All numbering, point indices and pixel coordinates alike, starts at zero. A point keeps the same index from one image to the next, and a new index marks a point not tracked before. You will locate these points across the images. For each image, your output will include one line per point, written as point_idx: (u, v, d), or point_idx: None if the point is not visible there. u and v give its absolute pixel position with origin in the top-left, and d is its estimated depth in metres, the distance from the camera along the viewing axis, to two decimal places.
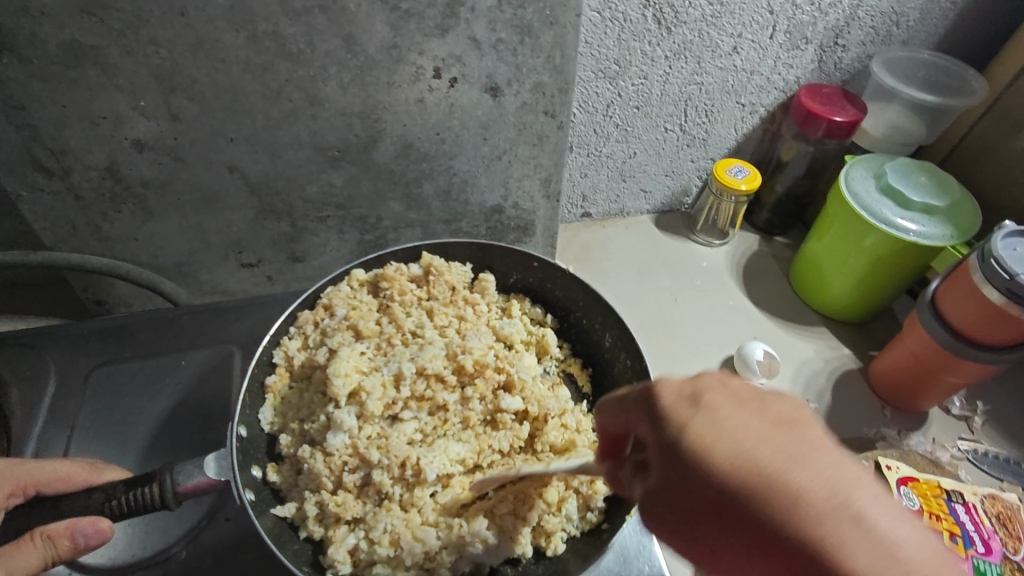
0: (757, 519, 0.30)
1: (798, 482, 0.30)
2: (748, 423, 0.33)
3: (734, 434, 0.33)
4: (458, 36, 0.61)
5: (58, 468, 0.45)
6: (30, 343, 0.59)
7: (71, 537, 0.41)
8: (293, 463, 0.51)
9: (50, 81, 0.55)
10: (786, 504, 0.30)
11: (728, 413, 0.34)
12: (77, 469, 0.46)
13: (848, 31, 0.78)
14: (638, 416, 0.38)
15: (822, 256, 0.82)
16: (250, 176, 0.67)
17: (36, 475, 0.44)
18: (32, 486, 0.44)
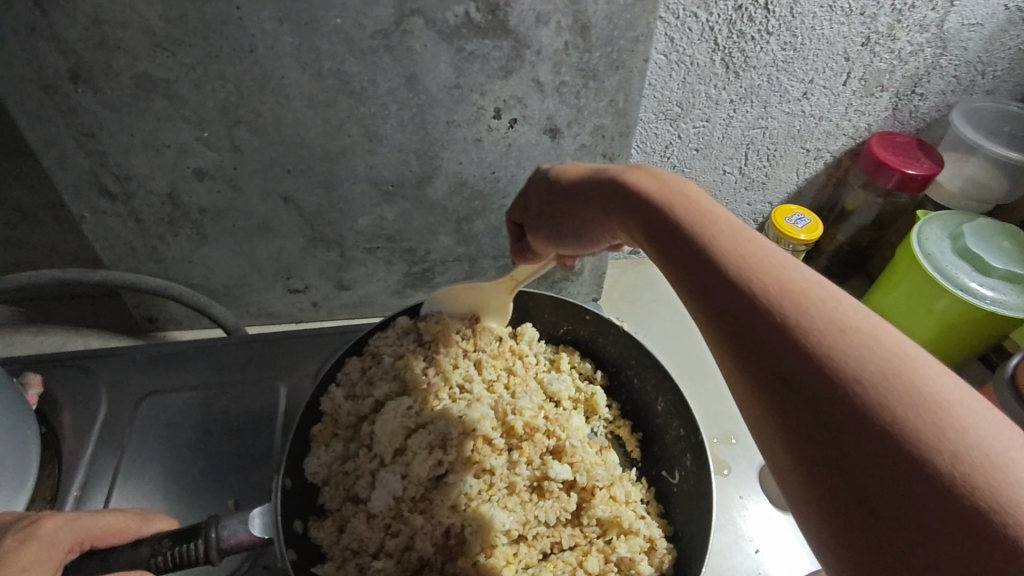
0: (820, 360, 0.25)
1: (887, 342, 0.25)
2: (816, 285, 0.28)
3: (789, 277, 0.28)
4: (521, 78, 0.60)
5: (110, 518, 0.43)
6: (85, 366, 0.60)
7: None
8: (337, 520, 0.51)
9: (121, 111, 0.56)
10: (901, 384, 0.24)
11: (755, 248, 0.30)
12: (129, 519, 0.44)
13: (928, 80, 0.74)
14: (655, 233, 0.35)
15: (888, 315, 0.77)
16: (304, 207, 0.67)
17: (94, 528, 0.41)
18: (88, 540, 0.41)
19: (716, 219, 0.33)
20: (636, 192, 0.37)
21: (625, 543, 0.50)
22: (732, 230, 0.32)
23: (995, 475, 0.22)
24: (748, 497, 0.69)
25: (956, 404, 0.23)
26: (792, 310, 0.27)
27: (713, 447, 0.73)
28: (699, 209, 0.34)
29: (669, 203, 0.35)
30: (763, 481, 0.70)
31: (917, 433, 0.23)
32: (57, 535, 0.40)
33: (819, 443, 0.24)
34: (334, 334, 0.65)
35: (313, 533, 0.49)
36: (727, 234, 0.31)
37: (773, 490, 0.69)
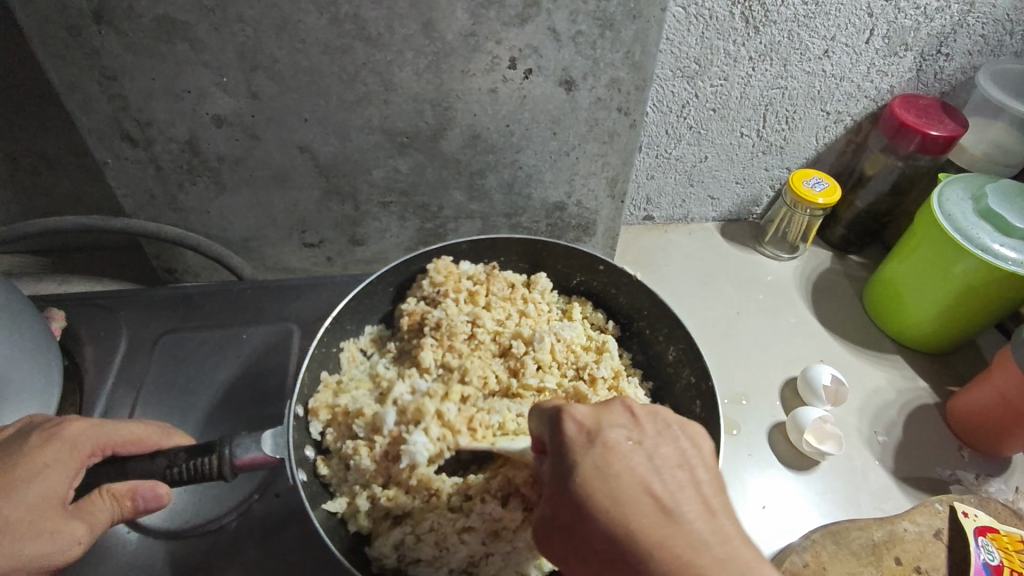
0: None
1: (662, 552, 0.35)
2: (626, 519, 0.36)
3: (643, 541, 0.36)
4: (537, 27, 0.59)
5: (132, 430, 0.47)
6: (106, 304, 0.61)
7: (133, 498, 0.43)
8: (342, 457, 0.52)
9: (142, 54, 0.57)
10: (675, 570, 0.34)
11: (617, 509, 0.37)
12: (149, 433, 0.47)
13: (954, 39, 0.72)
14: (582, 525, 0.38)
15: (904, 281, 0.76)
16: (319, 157, 0.68)
17: (115, 436, 0.45)
18: (108, 448, 0.45)
19: (603, 484, 0.38)
20: (571, 458, 0.40)
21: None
22: (625, 530, 0.36)
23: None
24: (756, 456, 0.69)
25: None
26: (623, 532, 0.36)
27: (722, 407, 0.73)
28: (613, 483, 0.38)
29: (601, 479, 0.38)
30: (772, 442, 0.70)
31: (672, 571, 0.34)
32: (78, 439, 0.44)
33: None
34: (347, 282, 0.65)
35: (320, 471, 0.51)
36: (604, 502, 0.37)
37: (781, 449, 0.69)
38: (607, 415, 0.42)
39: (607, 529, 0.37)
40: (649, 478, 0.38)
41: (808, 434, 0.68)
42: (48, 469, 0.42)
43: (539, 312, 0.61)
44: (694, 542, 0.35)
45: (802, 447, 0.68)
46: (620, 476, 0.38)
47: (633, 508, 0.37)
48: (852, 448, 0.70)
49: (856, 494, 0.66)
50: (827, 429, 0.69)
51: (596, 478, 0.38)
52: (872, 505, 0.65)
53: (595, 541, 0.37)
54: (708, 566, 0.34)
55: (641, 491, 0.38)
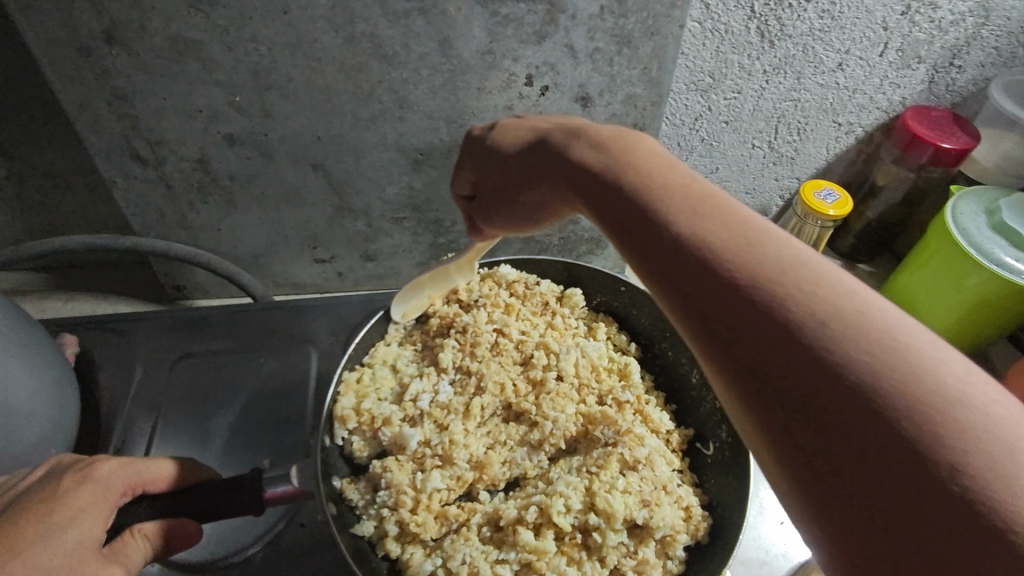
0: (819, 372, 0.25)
1: (803, 273, 0.28)
2: (719, 234, 0.30)
3: (752, 252, 0.29)
4: (555, 44, 0.59)
5: (160, 465, 0.45)
6: (120, 328, 0.61)
7: (164, 537, 0.43)
8: (371, 479, 0.52)
9: (153, 74, 0.56)
10: (830, 298, 0.27)
11: (715, 233, 0.30)
12: (181, 468, 0.46)
13: (967, 51, 0.72)
14: (667, 272, 0.31)
15: (917, 292, 0.76)
16: (332, 174, 0.67)
17: (148, 474, 0.44)
18: (140, 486, 0.43)
19: (711, 218, 0.31)
20: (619, 198, 0.35)
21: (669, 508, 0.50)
22: (734, 242, 0.30)
23: (958, 415, 0.23)
24: None
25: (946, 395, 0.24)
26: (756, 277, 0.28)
27: None
28: (712, 221, 0.31)
29: (680, 202, 0.33)
30: None
31: (801, 292, 0.27)
32: (111, 479, 0.42)
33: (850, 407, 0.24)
34: (363, 302, 0.65)
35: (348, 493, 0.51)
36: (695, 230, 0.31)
37: None
38: (636, 147, 0.38)
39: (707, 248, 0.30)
40: (723, 207, 0.32)
41: None
42: (84, 512, 0.40)
43: (565, 328, 0.62)
44: (855, 291, 0.28)
45: None
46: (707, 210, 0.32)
47: (706, 224, 0.31)
48: None
49: None
50: None
51: (668, 228, 0.32)
52: None
53: (714, 292, 0.29)
54: (849, 295, 0.27)
55: (692, 219, 0.32)
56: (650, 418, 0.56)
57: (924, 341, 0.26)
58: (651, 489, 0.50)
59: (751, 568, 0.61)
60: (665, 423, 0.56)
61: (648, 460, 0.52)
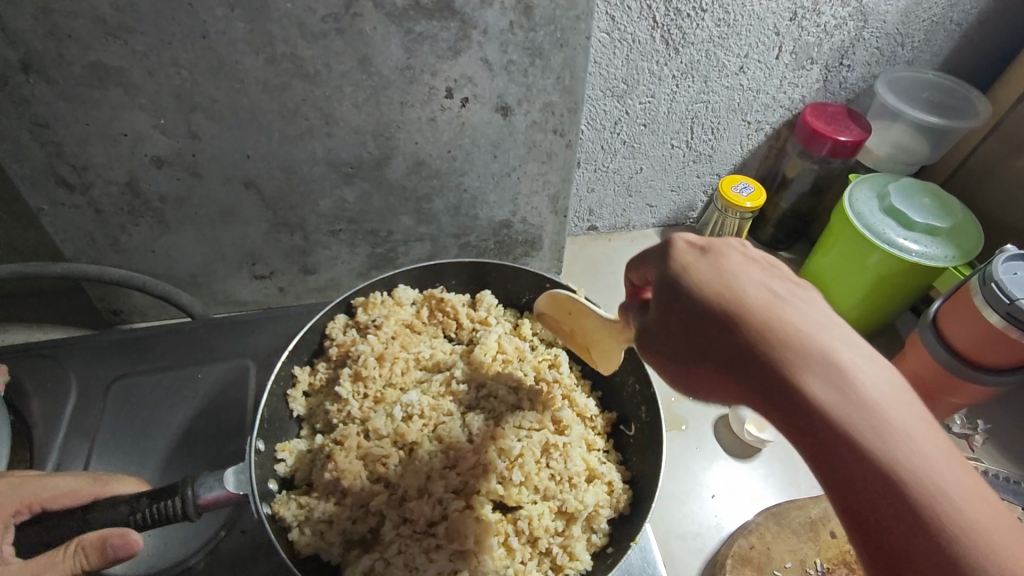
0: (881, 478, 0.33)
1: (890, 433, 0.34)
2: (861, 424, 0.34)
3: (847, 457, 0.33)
4: (470, 58, 0.62)
5: (63, 484, 0.48)
6: (50, 353, 0.61)
7: (102, 547, 0.43)
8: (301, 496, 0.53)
9: (74, 101, 0.57)
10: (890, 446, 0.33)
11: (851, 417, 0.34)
12: (82, 485, 0.48)
13: (853, 52, 0.79)
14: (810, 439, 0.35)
15: (827, 273, 0.83)
16: (264, 192, 0.69)
17: (42, 492, 0.47)
18: (37, 504, 0.47)
19: (760, 312, 0.39)
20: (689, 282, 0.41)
21: (592, 487, 0.54)
22: (805, 357, 0.36)
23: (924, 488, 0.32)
24: (703, 447, 0.73)
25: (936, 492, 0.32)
26: (787, 370, 0.36)
27: (670, 403, 0.76)
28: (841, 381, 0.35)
29: (878, 430, 0.33)
30: (716, 432, 0.74)
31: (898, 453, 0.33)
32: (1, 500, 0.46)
33: (851, 481, 0.33)
34: (300, 314, 0.67)
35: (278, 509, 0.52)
36: (723, 292, 0.40)
37: (726, 440, 0.73)
38: (722, 257, 0.42)
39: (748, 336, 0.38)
40: (846, 415, 0.34)
41: (750, 423, 0.72)
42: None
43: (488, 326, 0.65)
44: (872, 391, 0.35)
45: (744, 436, 0.72)
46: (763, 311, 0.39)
47: (734, 297, 0.40)
48: None
49: (797, 475, 0.71)
50: None
51: (808, 412, 0.35)
52: (810, 484, 0.71)
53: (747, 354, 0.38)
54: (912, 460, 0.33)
55: (819, 381, 0.36)
56: (576, 401, 0.60)
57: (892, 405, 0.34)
58: (576, 467, 0.54)
59: (685, 541, 0.65)
60: (590, 407, 0.60)
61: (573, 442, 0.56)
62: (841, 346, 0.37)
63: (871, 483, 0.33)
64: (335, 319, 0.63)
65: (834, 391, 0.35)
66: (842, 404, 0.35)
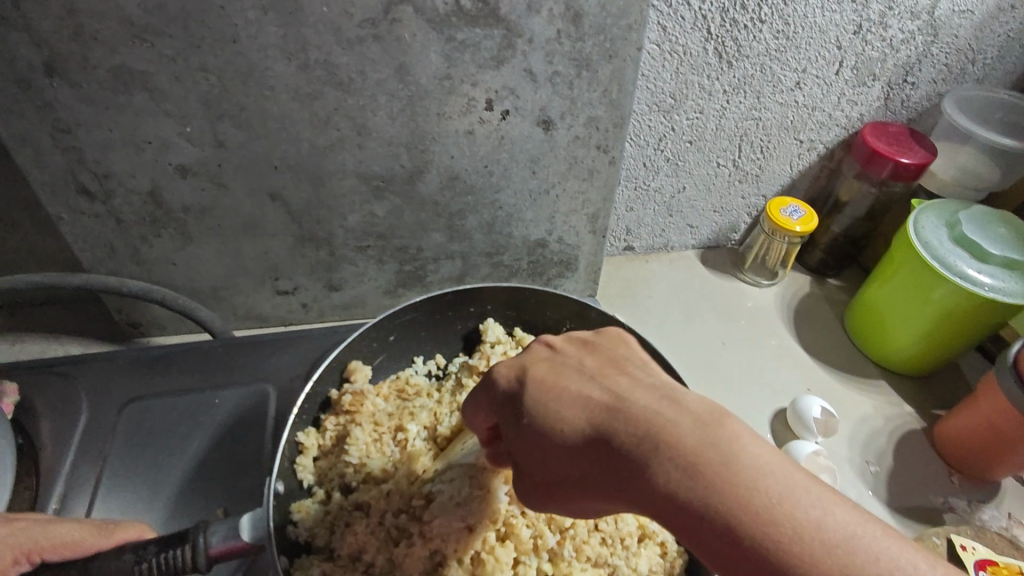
0: (698, 492, 0.33)
1: (757, 475, 0.33)
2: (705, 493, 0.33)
3: (681, 510, 0.33)
4: (514, 68, 0.58)
5: (65, 531, 0.44)
6: (63, 370, 0.58)
7: None
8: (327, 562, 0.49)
9: (98, 106, 0.54)
10: (713, 481, 0.33)
11: (696, 493, 0.33)
12: (82, 532, 0.44)
13: (919, 69, 0.74)
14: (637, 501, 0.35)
15: (885, 306, 0.77)
16: (291, 205, 0.65)
17: (45, 543, 0.43)
18: (37, 553, 0.42)
19: (651, 427, 0.36)
20: (565, 433, 0.39)
21: (644, 550, 0.51)
22: (666, 445, 0.35)
23: (756, 502, 0.32)
24: None
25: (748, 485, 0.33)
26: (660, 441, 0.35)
27: None
28: (698, 480, 0.33)
29: (717, 466, 0.33)
30: None
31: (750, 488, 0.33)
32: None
33: (678, 518, 0.34)
34: (324, 335, 0.63)
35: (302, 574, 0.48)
36: (640, 422, 0.36)
37: None
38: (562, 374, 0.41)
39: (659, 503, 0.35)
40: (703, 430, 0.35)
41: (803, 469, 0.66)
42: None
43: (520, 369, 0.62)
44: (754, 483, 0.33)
45: None
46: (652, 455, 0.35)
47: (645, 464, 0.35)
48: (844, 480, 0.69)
49: None
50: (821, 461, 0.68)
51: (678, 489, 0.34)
52: None
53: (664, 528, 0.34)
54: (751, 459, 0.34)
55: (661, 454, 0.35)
56: None
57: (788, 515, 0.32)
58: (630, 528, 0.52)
59: None
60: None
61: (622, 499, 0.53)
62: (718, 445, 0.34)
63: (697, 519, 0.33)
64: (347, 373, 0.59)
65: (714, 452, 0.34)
66: (662, 407, 0.37)
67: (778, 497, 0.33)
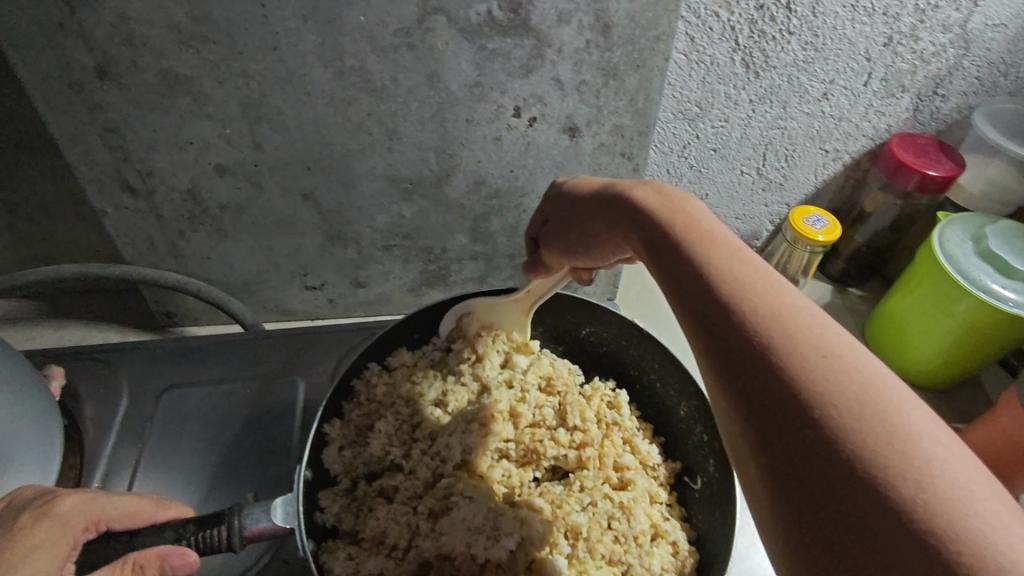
0: (848, 473, 0.25)
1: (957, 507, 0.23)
2: (898, 463, 0.24)
3: (878, 462, 0.24)
4: (542, 77, 0.60)
5: (126, 502, 0.46)
6: (106, 358, 0.61)
7: (161, 566, 0.42)
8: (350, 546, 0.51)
9: (144, 108, 0.57)
10: (925, 481, 0.24)
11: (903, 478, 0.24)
12: (142, 505, 0.47)
13: (950, 81, 0.73)
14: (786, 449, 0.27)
15: (907, 318, 0.76)
16: (323, 204, 0.67)
17: (109, 512, 0.45)
18: (102, 521, 0.44)
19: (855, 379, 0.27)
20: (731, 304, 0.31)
21: (657, 548, 0.52)
22: (855, 389, 0.26)
23: (934, 495, 0.23)
24: None
25: (963, 511, 0.23)
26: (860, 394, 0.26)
27: None
28: (890, 441, 0.25)
29: (960, 516, 0.23)
30: None
31: (896, 432, 0.25)
32: (70, 515, 0.43)
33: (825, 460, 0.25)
34: (351, 331, 0.65)
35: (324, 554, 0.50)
36: (823, 359, 0.28)
37: None
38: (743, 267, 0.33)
39: (834, 425, 0.26)
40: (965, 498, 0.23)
41: None
42: (40, 549, 0.41)
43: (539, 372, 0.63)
44: (907, 395, 0.27)
45: None
46: (733, 259, 0.33)
47: (876, 440, 0.25)
48: None
49: None
50: None
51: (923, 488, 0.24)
52: None
53: (710, 309, 0.32)
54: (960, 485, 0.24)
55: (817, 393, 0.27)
56: (638, 448, 0.59)
57: (896, 389, 0.27)
58: (644, 526, 0.53)
59: None
60: (653, 455, 0.59)
61: (636, 498, 0.54)
62: (925, 431, 0.25)
63: (846, 502, 0.24)
64: (371, 370, 0.61)
65: (914, 482, 0.24)
66: (845, 378, 0.27)
67: (971, 512, 0.23)
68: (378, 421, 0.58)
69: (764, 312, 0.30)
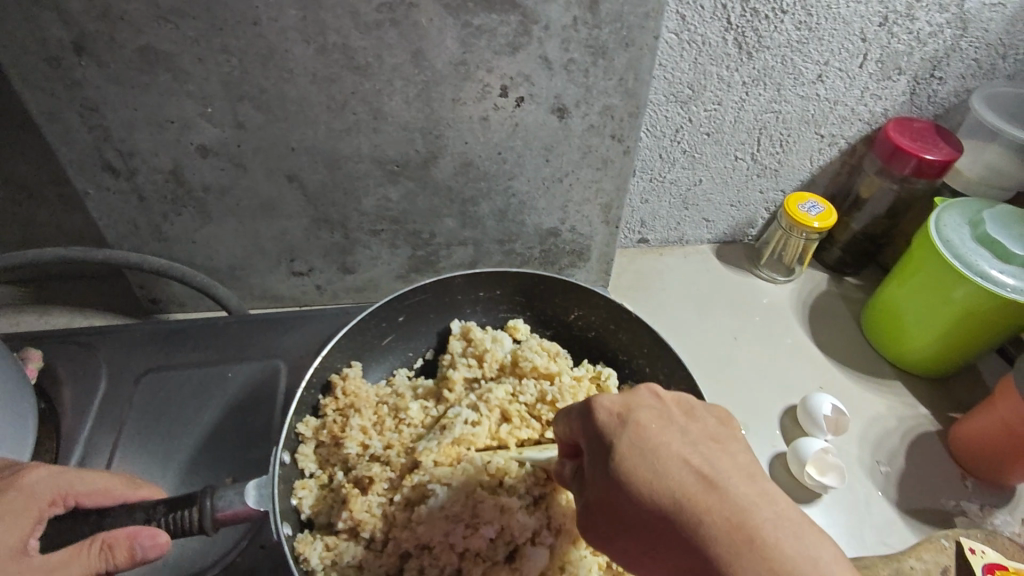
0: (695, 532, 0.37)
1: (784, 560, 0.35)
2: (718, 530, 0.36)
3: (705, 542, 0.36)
4: (530, 55, 0.58)
5: (97, 480, 0.46)
6: (85, 340, 0.60)
7: (130, 547, 0.42)
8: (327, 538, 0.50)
9: (123, 85, 0.56)
10: (747, 533, 0.36)
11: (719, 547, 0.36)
12: (115, 484, 0.46)
13: (947, 63, 0.72)
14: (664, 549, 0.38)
15: (903, 305, 0.75)
16: (308, 186, 0.66)
17: (79, 487, 0.44)
18: (71, 497, 0.44)
19: (695, 472, 0.39)
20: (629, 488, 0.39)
21: None
22: (696, 488, 0.38)
23: (747, 526, 0.36)
24: None
25: (765, 539, 0.36)
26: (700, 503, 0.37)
27: None
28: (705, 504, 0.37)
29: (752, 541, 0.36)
30: (773, 474, 0.67)
31: (728, 502, 0.37)
32: (37, 488, 0.43)
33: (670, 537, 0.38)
34: (335, 314, 0.64)
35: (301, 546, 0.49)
36: (670, 469, 0.39)
37: (784, 483, 0.67)
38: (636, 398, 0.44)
39: (677, 496, 0.38)
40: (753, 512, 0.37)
41: (811, 466, 0.66)
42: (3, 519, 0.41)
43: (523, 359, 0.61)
44: (740, 485, 0.38)
45: (804, 480, 0.66)
46: (646, 410, 0.43)
47: (708, 504, 0.37)
48: (853, 479, 0.68)
49: (861, 529, 0.64)
50: (828, 459, 0.67)
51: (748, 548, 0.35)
52: (876, 539, 0.63)
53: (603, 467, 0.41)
54: (760, 518, 0.36)
55: (680, 470, 0.39)
56: None
57: (744, 497, 0.38)
58: None
59: None
60: None
61: None
62: (743, 495, 0.38)
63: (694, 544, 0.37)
64: (351, 365, 0.60)
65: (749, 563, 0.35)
66: (700, 481, 0.38)
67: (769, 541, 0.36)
68: (353, 416, 0.56)
69: (640, 439, 0.41)
